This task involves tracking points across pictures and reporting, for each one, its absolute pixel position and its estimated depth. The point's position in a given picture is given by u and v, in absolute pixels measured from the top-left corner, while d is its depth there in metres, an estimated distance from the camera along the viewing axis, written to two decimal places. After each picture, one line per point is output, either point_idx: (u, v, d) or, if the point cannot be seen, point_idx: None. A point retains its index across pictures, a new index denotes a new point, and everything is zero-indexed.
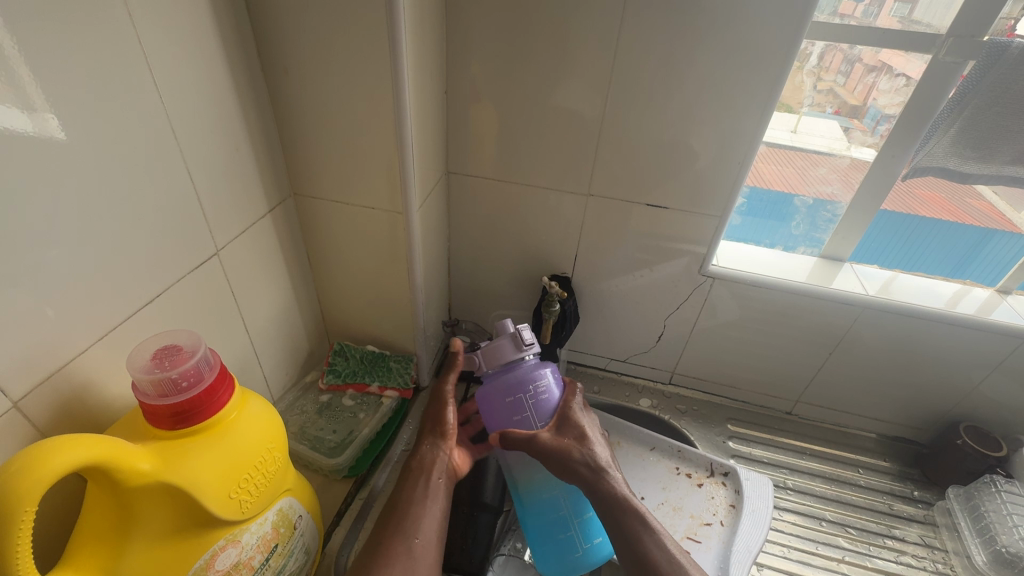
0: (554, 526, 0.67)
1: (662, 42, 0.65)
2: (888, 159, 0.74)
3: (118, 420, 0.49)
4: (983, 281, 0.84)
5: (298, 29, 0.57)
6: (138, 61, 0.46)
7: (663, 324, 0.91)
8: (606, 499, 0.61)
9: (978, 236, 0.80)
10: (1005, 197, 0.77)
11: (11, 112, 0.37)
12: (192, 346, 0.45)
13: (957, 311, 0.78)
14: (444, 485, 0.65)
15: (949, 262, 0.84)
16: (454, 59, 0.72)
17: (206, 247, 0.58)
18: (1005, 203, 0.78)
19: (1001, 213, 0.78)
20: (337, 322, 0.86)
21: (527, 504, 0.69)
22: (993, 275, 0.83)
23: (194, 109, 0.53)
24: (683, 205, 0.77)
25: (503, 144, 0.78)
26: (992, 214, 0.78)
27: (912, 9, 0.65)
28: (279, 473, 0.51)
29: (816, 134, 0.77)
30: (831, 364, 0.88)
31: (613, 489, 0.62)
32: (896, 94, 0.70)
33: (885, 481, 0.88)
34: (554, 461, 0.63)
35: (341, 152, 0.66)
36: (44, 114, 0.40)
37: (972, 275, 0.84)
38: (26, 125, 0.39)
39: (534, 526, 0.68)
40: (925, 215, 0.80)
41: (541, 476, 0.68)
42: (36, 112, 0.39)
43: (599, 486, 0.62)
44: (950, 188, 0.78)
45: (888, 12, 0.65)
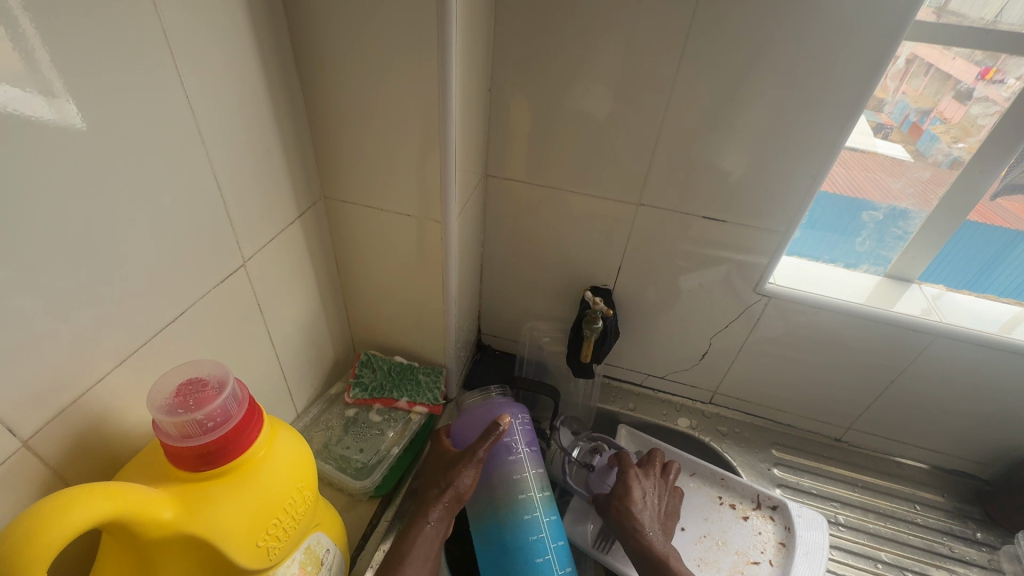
0: (530, 550, 0.64)
1: (736, 40, 0.58)
2: (924, 158, 0.70)
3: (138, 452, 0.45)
4: (1010, 296, 0.78)
5: (336, 21, 0.52)
6: (161, 55, 0.41)
7: (708, 342, 0.86)
8: (646, 555, 0.62)
9: (1004, 244, 0.73)
10: None
11: (28, 99, 0.33)
12: (219, 379, 0.40)
13: (1013, 336, 0.72)
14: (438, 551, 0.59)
15: (965, 274, 0.78)
16: (500, 55, 0.66)
17: (233, 259, 0.53)
18: None
19: None
20: (364, 330, 0.81)
21: (507, 525, 0.65)
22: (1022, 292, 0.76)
23: (222, 108, 0.48)
24: (743, 219, 0.71)
25: (549, 147, 0.72)
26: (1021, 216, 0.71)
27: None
28: (309, 511, 0.47)
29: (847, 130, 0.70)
30: (890, 392, 0.82)
31: (648, 545, 0.63)
32: (991, 101, 0.63)
33: (942, 519, 0.82)
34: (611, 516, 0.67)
35: (377, 156, 0.61)
36: (64, 100, 0.35)
37: (1002, 291, 0.78)
38: (45, 113, 0.34)
39: (510, 552, 0.64)
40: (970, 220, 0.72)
41: (523, 502, 0.67)
42: (55, 99, 0.35)
43: (635, 538, 0.64)
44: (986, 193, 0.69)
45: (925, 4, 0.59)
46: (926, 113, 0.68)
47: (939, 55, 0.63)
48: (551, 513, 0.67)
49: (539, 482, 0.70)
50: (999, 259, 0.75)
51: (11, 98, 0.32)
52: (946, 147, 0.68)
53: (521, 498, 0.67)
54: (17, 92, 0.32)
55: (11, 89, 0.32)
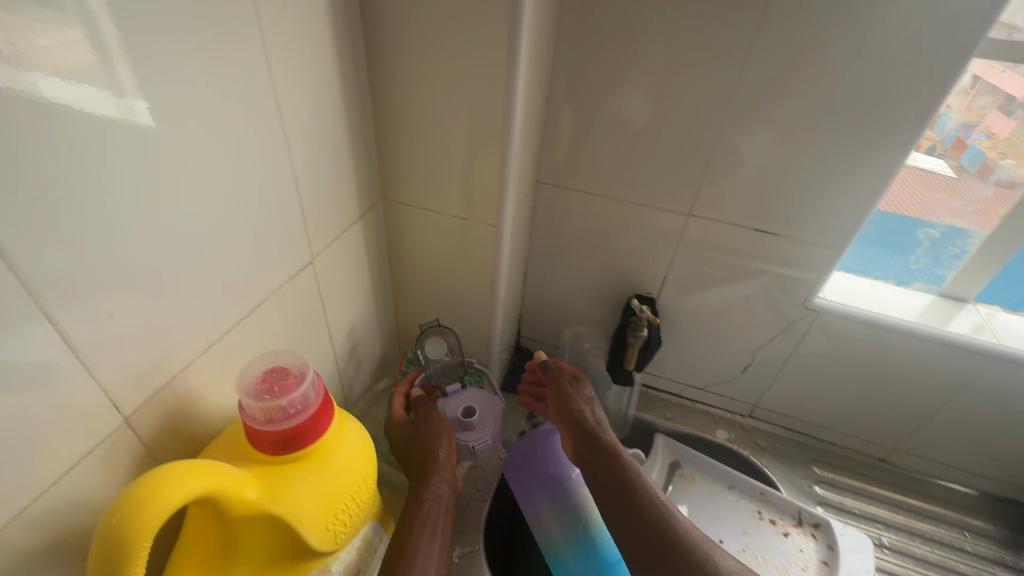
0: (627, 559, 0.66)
1: (799, 55, 0.58)
2: (967, 173, 0.70)
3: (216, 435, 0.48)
4: None
5: (411, 31, 0.54)
6: (258, 63, 0.44)
7: (752, 355, 0.85)
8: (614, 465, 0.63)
9: None
10: None
11: (100, 97, 0.33)
12: (298, 369, 0.43)
13: None
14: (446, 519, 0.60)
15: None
16: (559, 64, 0.67)
17: (303, 255, 0.56)
18: None
19: None
20: (410, 329, 0.84)
21: (598, 539, 0.67)
22: None
23: (303, 113, 0.50)
24: (795, 232, 0.70)
25: (601, 156, 0.73)
26: None
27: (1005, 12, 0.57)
28: (370, 499, 0.49)
29: None
30: (942, 414, 0.80)
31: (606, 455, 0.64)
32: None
33: (992, 547, 0.79)
34: (580, 434, 0.68)
35: (438, 160, 0.63)
36: (133, 100, 0.35)
37: None
38: (114, 112, 0.34)
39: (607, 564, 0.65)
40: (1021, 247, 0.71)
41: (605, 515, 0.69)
42: (125, 98, 0.34)
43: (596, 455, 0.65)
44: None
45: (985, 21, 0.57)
46: (973, 128, 0.68)
47: (998, 74, 0.62)
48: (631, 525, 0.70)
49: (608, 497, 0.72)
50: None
51: (78, 97, 0.32)
52: (991, 161, 0.68)
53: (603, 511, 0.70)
54: (86, 91, 0.32)
55: (84, 87, 0.32)
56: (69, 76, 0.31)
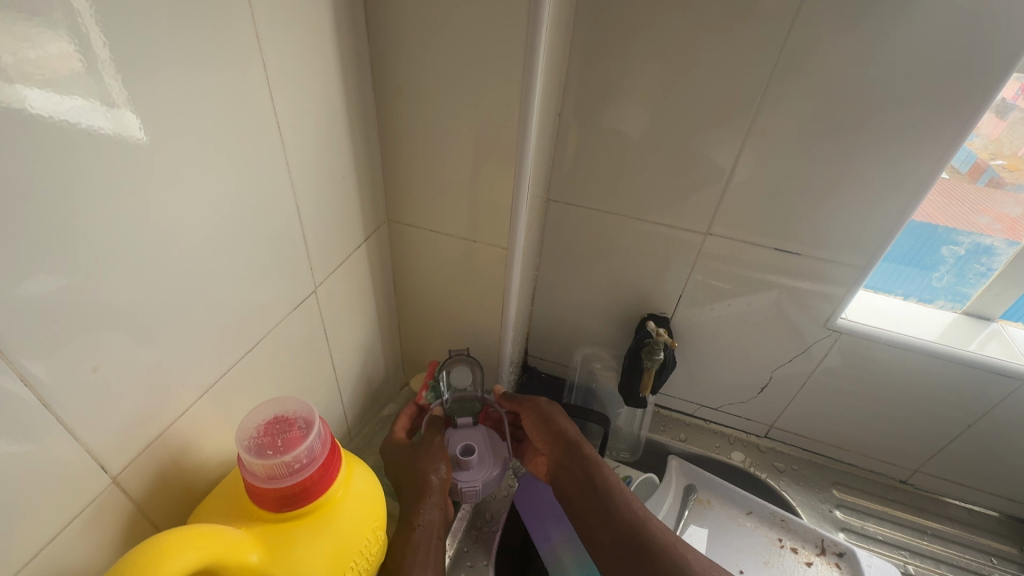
0: None
1: (826, 72, 0.56)
2: (958, 173, 0.67)
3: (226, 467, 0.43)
4: None
5: (420, 47, 0.51)
6: (258, 85, 0.40)
7: (769, 375, 0.82)
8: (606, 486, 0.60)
9: None
10: None
11: (86, 108, 0.29)
12: (303, 418, 0.39)
13: None
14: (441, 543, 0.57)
15: None
16: (572, 79, 0.65)
17: (306, 284, 0.52)
18: None
19: None
20: (415, 351, 0.80)
21: None
22: None
23: (306, 135, 0.47)
24: (817, 251, 0.68)
25: (615, 173, 0.70)
26: None
27: None
28: (379, 550, 0.45)
29: None
30: (967, 436, 0.77)
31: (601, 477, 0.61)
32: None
33: (1019, 572, 0.77)
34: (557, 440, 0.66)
35: (447, 181, 0.60)
36: (124, 113, 0.31)
37: None
38: (102, 124, 0.30)
39: None
40: None
41: None
42: (115, 109, 0.31)
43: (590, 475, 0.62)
44: None
45: None
46: (971, 132, 0.63)
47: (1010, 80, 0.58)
48: None
49: None
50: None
51: (62, 111, 0.28)
52: (983, 163, 0.66)
53: None
54: (70, 105, 0.28)
55: (68, 97, 0.28)
56: (53, 85, 0.27)
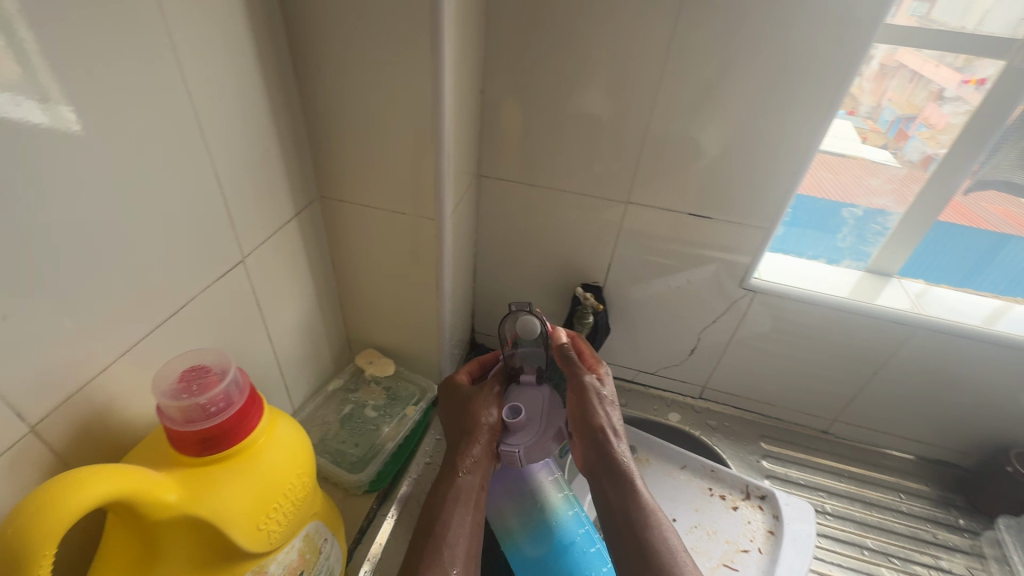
0: (580, 542, 0.66)
1: (718, 44, 0.61)
2: (911, 164, 0.72)
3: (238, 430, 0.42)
4: (1006, 293, 0.80)
5: (333, 24, 0.54)
6: (166, 54, 0.42)
7: (698, 337, 0.88)
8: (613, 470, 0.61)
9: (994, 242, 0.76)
10: None
11: (23, 105, 0.34)
12: (221, 367, 0.42)
13: (996, 327, 0.75)
14: (484, 496, 0.62)
15: (963, 266, 0.80)
16: (492, 58, 0.68)
17: (232, 254, 0.55)
18: None
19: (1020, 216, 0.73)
20: (358, 328, 0.82)
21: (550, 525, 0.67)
22: (1012, 288, 0.79)
23: (223, 107, 0.49)
24: (727, 215, 0.73)
25: (539, 148, 0.74)
26: (1008, 219, 0.74)
27: (929, 8, 0.62)
28: (308, 498, 0.48)
29: (832, 136, 0.74)
30: (874, 384, 0.84)
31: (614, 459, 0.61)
32: (963, 102, 0.66)
33: (925, 506, 0.84)
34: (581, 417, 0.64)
35: (372, 155, 0.62)
36: (58, 105, 0.36)
37: (995, 288, 0.80)
38: (39, 118, 0.35)
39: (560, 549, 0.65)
40: (943, 220, 0.75)
41: (558, 498, 0.69)
42: (50, 104, 0.35)
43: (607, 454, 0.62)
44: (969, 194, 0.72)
45: (907, 12, 0.62)
46: (913, 120, 0.70)
47: (935, 69, 0.66)
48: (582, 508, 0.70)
49: (560, 484, 0.71)
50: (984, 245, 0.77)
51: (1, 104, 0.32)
52: (929, 152, 0.70)
53: (553, 497, 0.69)
54: (8, 100, 0.33)
55: (3, 94, 0.32)
56: None
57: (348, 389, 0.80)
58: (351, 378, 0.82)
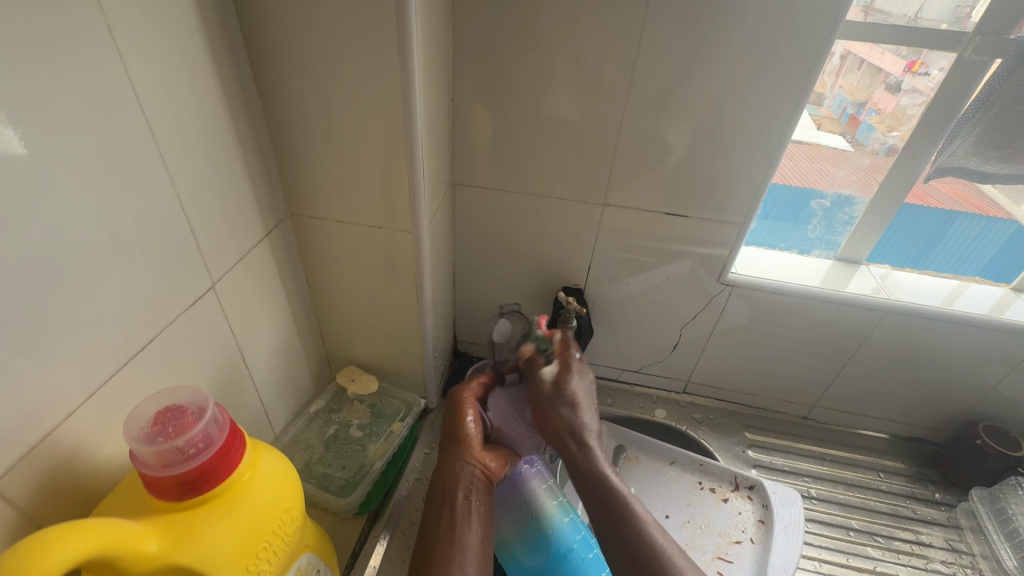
0: (577, 549, 0.65)
1: (685, 45, 0.61)
2: (863, 147, 0.75)
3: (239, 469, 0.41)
4: (954, 271, 0.85)
5: (296, 37, 0.52)
6: (118, 74, 0.40)
7: (679, 333, 0.89)
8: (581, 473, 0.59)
9: (946, 221, 0.80)
10: (1004, 191, 0.77)
11: None
12: (198, 404, 0.40)
13: (959, 308, 0.78)
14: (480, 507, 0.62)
15: (915, 250, 0.84)
16: (461, 65, 0.67)
17: (201, 281, 0.52)
18: (1004, 196, 0.77)
19: (968, 194, 0.78)
20: (338, 346, 0.80)
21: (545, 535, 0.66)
22: (959, 265, 0.84)
23: (182, 127, 0.47)
24: (702, 212, 0.74)
25: (513, 154, 0.74)
26: (959, 198, 0.78)
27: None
28: (298, 531, 0.46)
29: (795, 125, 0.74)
30: (850, 368, 0.87)
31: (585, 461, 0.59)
32: (919, 93, 0.68)
33: (903, 484, 0.87)
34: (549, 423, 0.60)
35: (344, 170, 0.61)
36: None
37: (946, 267, 0.85)
38: None
39: (557, 558, 0.65)
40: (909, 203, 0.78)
41: (551, 506, 0.69)
42: None
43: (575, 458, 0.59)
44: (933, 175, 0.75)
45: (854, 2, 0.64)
46: (863, 105, 0.73)
47: (882, 56, 0.68)
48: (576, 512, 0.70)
49: (553, 491, 0.71)
50: (930, 223, 0.81)
51: None
52: (881, 137, 0.73)
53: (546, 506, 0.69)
54: None
55: None
56: None
57: (331, 409, 0.78)
58: (333, 398, 0.79)
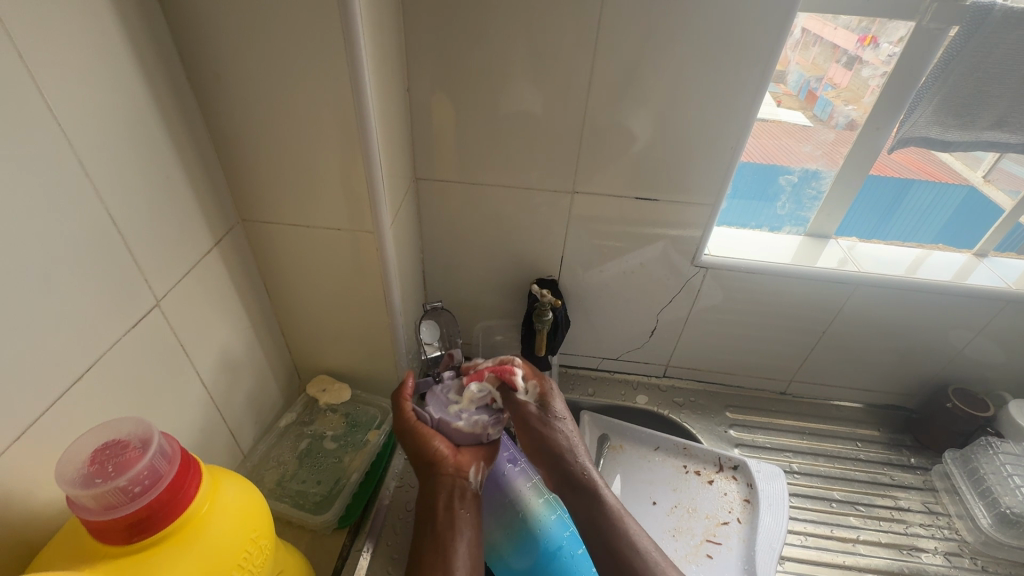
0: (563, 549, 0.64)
1: (645, 24, 0.59)
2: (821, 123, 0.74)
3: (204, 476, 0.41)
4: (907, 239, 0.86)
5: (229, 29, 0.48)
6: (20, 79, 0.35)
7: (656, 318, 0.88)
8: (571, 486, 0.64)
9: (901, 187, 0.81)
10: (960, 156, 0.79)
11: None
12: (141, 438, 0.37)
13: (927, 277, 0.79)
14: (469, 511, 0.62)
15: (871, 221, 0.85)
16: (415, 55, 0.64)
17: (143, 300, 0.48)
18: (960, 163, 0.80)
19: (920, 163, 0.79)
20: (305, 355, 0.76)
21: (531, 537, 0.65)
22: (915, 232, 0.85)
23: (106, 135, 0.43)
24: (672, 196, 0.73)
25: (475, 144, 0.71)
26: (912, 166, 0.79)
27: None
28: (267, 560, 0.43)
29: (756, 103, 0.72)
30: (824, 342, 0.88)
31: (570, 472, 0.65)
32: (873, 66, 0.68)
33: (880, 451, 0.89)
34: (534, 439, 0.66)
35: (295, 170, 0.57)
36: None
37: (901, 235, 0.86)
38: None
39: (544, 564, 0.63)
40: (876, 173, 0.79)
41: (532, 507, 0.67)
42: None
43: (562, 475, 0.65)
44: (921, 151, 0.78)
45: None
46: (819, 81, 0.72)
47: (833, 31, 0.68)
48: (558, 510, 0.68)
49: (537, 489, 0.69)
50: (909, 198, 0.82)
51: None
52: (839, 110, 0.73)
53: (527, 506, 0.67)
54: None
55: None
56: None
57: (303, 422, 0.75)
58: (305, 410, 0.76)
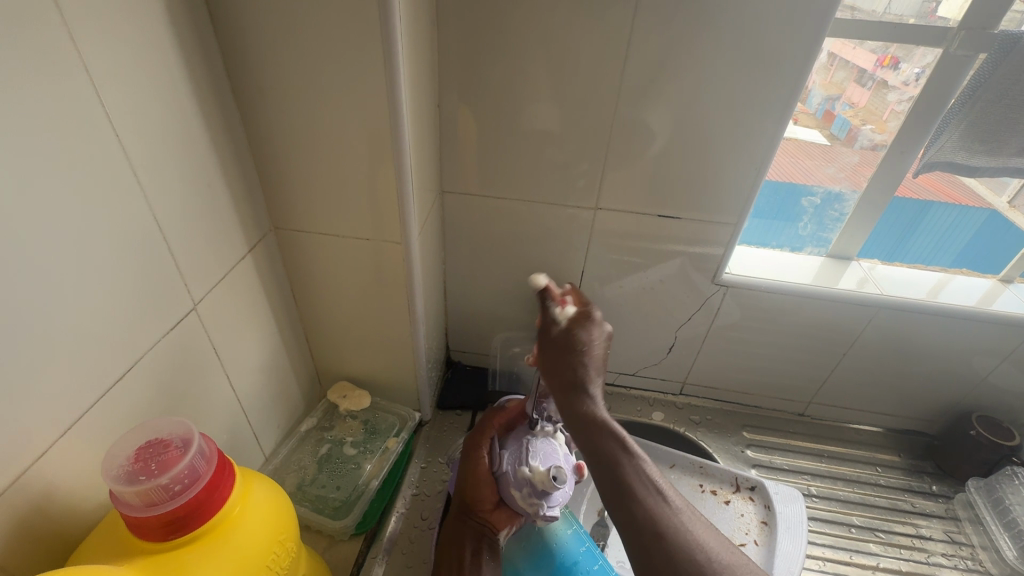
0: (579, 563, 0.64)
1: (673, 46, 0.61)
2: (838, 140, 0.75)
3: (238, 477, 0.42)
4: (927, 262, 0.86)
5: (274, 45, 0.50)
6: (84, 90, 0.38)
7: (675, 335, 0.88)
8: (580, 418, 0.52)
9: (920, 210, 0.81)
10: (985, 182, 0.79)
11: None
12: (182, 438, 0.38)
13: (951, 302, 0.78)
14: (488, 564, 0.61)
15: (890, 243, 0.85)
16: (447, 71, 0.66)
17: (181, 303, 0.50)
18: (985, 187, 0.79)
19: (942, 184, 0.79)
20: (327, 361, 0.78)
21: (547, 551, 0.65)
22: (935, 255, 0.85)
23: (157, 145, 0.45)
24: (694, 214, 0.74)
25: (502, 159, 0.72)
26: (934, 188, 0.79)
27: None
28: (290, 561, 0.44)
29: None
30: (844, 365, 0.87)
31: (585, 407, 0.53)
32: (896, 87, 0.69)
33: (901, 477, 0.88)
34: (551, 363, 0.58)
35: (328, 181, 0.59)
36: None
37: (921, 258, 0.86)
38: None
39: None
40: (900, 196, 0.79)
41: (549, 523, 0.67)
42: None
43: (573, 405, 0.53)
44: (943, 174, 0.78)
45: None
46: (837, 100, 0.72)
47: (852, 52, 0.68)
48: (572, 524, 0.68)
49: None
50: (928, 219, 0.82)
51: None
52: (856, 128, 0.73)
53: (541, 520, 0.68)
54: None
55: None
56: None
57: (323, 427, 0.76)
58: (325, 416, 0.77)
